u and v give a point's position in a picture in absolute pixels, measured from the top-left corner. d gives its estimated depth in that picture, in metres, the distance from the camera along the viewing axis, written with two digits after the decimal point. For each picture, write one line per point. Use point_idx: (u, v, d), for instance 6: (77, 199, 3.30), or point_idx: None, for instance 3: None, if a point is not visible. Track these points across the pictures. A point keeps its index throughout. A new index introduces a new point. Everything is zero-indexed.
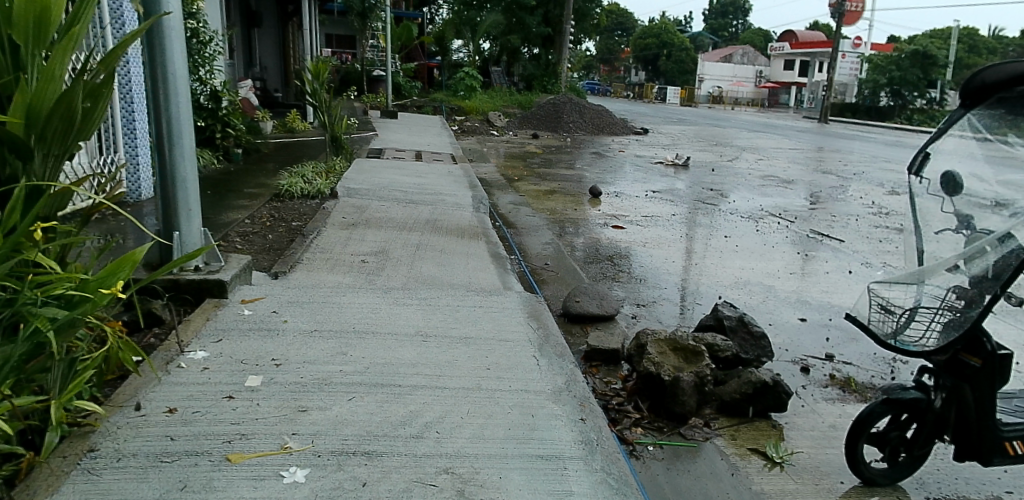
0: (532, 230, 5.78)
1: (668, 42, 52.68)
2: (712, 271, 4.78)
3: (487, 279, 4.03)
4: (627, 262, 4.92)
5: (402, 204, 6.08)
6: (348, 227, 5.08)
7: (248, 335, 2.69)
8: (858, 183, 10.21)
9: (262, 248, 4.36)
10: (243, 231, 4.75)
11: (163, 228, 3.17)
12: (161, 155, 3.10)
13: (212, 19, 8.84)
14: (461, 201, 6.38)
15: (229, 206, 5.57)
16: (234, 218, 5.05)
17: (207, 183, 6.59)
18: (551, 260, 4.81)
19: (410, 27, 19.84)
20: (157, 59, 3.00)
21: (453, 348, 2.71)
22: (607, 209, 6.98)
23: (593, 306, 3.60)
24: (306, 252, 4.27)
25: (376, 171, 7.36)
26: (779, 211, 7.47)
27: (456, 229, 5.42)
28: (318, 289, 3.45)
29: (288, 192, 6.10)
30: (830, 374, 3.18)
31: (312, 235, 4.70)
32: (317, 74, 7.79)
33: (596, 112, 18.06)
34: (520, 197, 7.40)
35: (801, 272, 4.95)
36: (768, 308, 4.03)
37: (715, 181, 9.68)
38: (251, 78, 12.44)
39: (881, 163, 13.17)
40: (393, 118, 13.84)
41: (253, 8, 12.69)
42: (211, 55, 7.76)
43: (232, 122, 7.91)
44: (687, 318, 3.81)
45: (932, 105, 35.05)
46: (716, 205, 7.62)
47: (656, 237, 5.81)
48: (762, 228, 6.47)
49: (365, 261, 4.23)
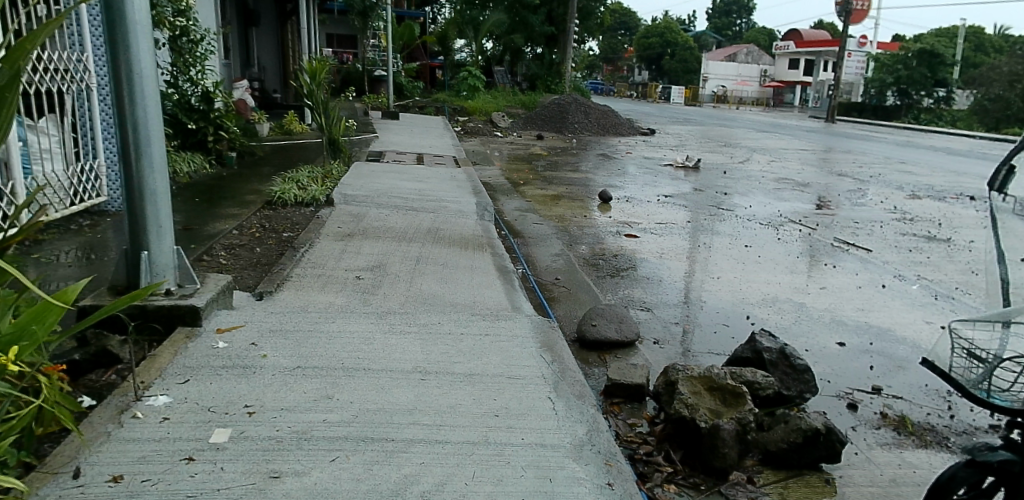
0: (540, 240, 5.43)
1: (672, 41, 52.38)
2: (736, 286, 4.42)
3: (493, 298, 3.69)
4: (644, 275, 4.57)
5: (402, 211, 5.74)
6: (343, 238, 4.74)
7: (220, 374, 2.34)
8: (876, 186, 9.84)
9: (248, 263, 4.01)
10: (228, 244, 4.40)
11: (130, 248, 2.79)
12: (126, 165, 2.74)
13: (206, 18, 8.50)
14: (464, 207, 6.04)
15: (217, 214, 5.23)
16: (221, 228, 4.71)
17: (197, 189, 6.25)
18: (562, 274, 4.46)
19: (411, 26, 19.51)
20: (121, 58, 2.65)
21: (455, 388, 2.35)
22: (619, 216, 6.62)
23: (611, 331, 3.24)
24: (296, 268, 3.92)
25: (375, 176, 7.01)
26: (798, 217, 7.12)
27: (458, 239, 5.08)
28: (306, 313, 3.10)
29: (280, 199, 5.75)
30: (881, 412, 2.82)
31: (303, 247, 4.35)
32: (313, 74, 7.43)
33: (602, 113, 17.68)
34: (526, 203, 7.05)
35: (831, 286, 4.59)
36: (801, 331, 3.67)
37: (728, 184, 9.33)
38: (248, 78, 12.10)
39: (897, 165, 12.82)
40: (394, 119, 13.49)
41: (250, 6, 12.37)
42: (202, 54, 7.46)
43: (226, 125, 7.49)
44: (715, 342, 3.45)
45: (941, 105, 34.61)
46: (731, 211, 7.27)
47: (672, 247, 5.46)
48: (783, 237, 6.12)
49: (361, 277, 3.88)
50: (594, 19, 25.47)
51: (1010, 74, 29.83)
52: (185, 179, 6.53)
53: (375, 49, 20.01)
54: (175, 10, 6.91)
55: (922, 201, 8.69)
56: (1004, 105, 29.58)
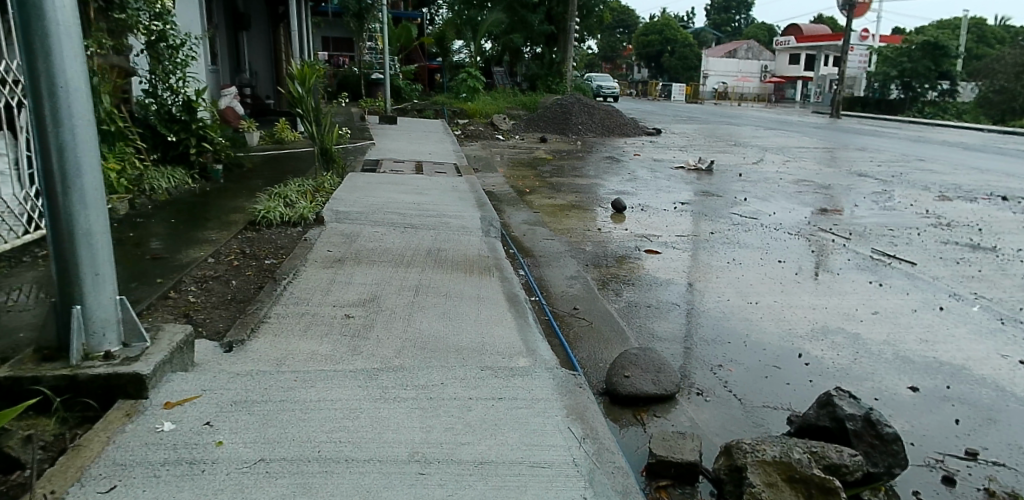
0: (552, 259, 4.92)
1: (671, 38, 51.95)
2: (780, 314, 3.89)
3: (504, 341, 3.16)
4: (674, 301, 4.05)
5: (399, 229, 5.22)
6: (332, 264, 4.21)
7: (158, 475, 1.81)
8: (902, 186, 9.29)
9: (220, 301, 3.49)
10: (201, 275, 3.89)
11: (60, 301, 2.26)
12: (51, 198, 2.20)
13: (187, 21, 7.97)
14: (467, 223, 5.51)
15: (193, 239, 4.72)
16: (194, 257, 4.19)
17: (175, 207, 5.74)
18: (580, 302, 3.93)
19: (409, 28, 19.03)
20: (40, 68, 2.10)
21: (462, 488, 1.82)
22: (635, 228, 6.09)
23: (647, 383, 2.71)
24: (275, 306, 3.39)
25: (370, 188, 6.49)
26: (828, 224, 6.59)
27: (463, 262, 4.54)
28: (281, 372, 2.57)
29: (264, 218, 5.21)
30: (987, 488, 2.29)
31: (286, 278, 3.83)
32: (303, 80, 6.89)
33: (607, 113, 17.14)
34: (534, 215, 6.52)
35: (885, 311, 4.06)
36: (864, 374, 3.15)
37: (745, 187, 8.81)
38: (238, 84, 11.60)
39: (916, 162, 12.28)
40: (392, 124, 12.98)
41: (240, 9, 11.87)
42: (184, 60, 6.87)
43: (209, 136, 6.97)
44: (767, 389, 2.92)
45: (947, 98, 34.02)
46: (755, 219, 6.73)
47: (699, 264, 4.94)
48: (817, 248, 5.59)
49: (351, 316, 3.35)
50: (594, 16, 25.00)
51: (1015, 64, 29.25)
52: (163, 196, 5.94)
53: (372, 52, 19.53)
54: (152, 14, 6.37)
55: (953, 202, 8.14)
56: (1010, 96, 29.03)
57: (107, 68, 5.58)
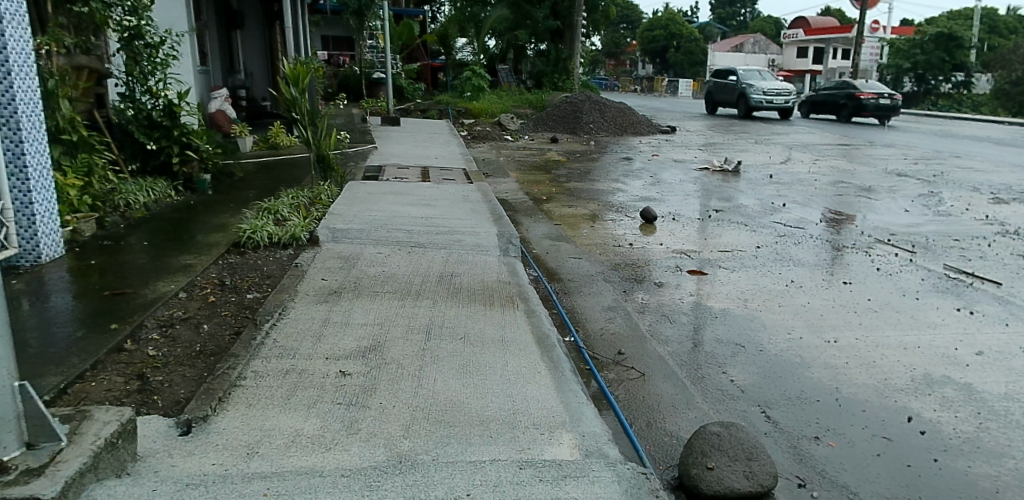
0: (584, 283, 4.25)
1: (676, 34, 51.09)
2: (869, 360, 3.22)
3: (539, 408, 2.49)
4: (738, 340, 3.38)
5: (407, 251, 4.57)
6: (326, 298, 3.53)
7: None
8: (947, 188, 8.60)
9: (184, 356, 2.80)
10: (168, 316, 3.21)
11: None
12: None
13: (170, 16, 7.30)
14: (483, 240, 4.84)
15: (167, 265, 4.07)
16: (163, 290, 3.53)
17: (153, 224, 5.11)
18: (627, 344, 3.26)
19: (411, 24, 18.43)
20: None
21: None
22: (672, 242, 5.43)
23: (737, 478, 2.05)
24: (252, 362, 2.71)
25: (373, 200, 5.84)
26: (884, 235, 5.92)
27: (480, 291, 3.86)
28: (253, 478, 1.90)
29: (250, 239, 4.52)
30: None
31: (269, 319, 3.16)
32: (296, 80, 6.23)
33: (619, 111, 16.43)
34: (557, 228, 5.84)
35: (990, 351, 3.37)
36: (999, 446, 2.49)
37: (778, 190, 8.14)
38: (232, 85, 10.97)
39: (952, 160, 11.56)
40: (395, 125, 12.35)
41: (233, 6, 11.25)
42: (164, 59, 6.17)
43: (194, 142, 6.32)
44: (887, 477, 2.25)
45: (960, 90, 33.14)
46: (801, 229, 6.04)
47: (754, 287, 4.27)
48: (883, 266, 4.92)
49: (348, 374, 2.67)
50: (600, 12, 24.32)
51: None
52: (141, 212, 5.31)
53: (373, 50, 19.12)
54: (126, 7, 5.67)
55: (1010, 206, 7.45)
56: None
57: (70, 68, 4.91)
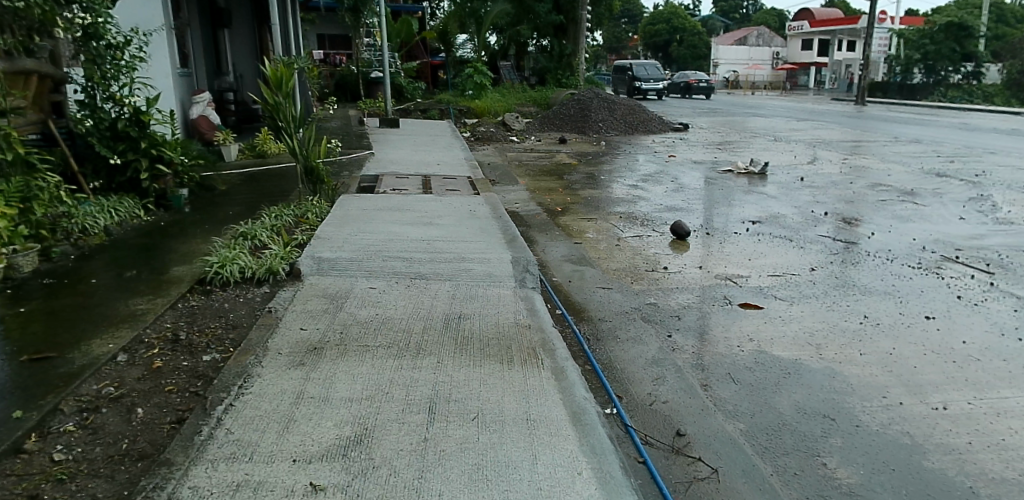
0: (618, 324, 3.55)
1: (680, 28, 48.96)
2: (996, 440, 2.50)
3: None
4: (825, 411, 2.65)
5: (405, 284, 3.85)
6: (303, 358, 2.80)
7: None
8: (997, 189, 7.84)
9: (104, 465, 2.09)
10: (94, 394, 2.49)
11: None
12: None
13: (143, 14, 6.58)
14: (495, 268, 4.12)
15: (114, 308, 3.37)
16: (99, 352, 2.81)
17: (110, 253, 4.40)
18: (686, 421, 2.54)
19: (409, 21, 17.73)
20: None
21: None
22: (714, 263, 4.71)
23: None
24: (192, 474, 2.00)
25: (368, 218, 5.14)
26: (949, 250, 5.20)
27: (494, 341, 3.13)
28: None
29: (217, 275, 3.80)
30: None
31: (224, 398, 2.44)
32: (278, 84, 5.52)
33: (628, 108, 15.69)
34: (577, 247, 5.11)
35: None
36: None
37: (813, 196, 7.42)
38: (217, 87, 10.27)
39: (989, 156, 10.78)
40: (394, 127, 11.65)
41: (220, 3, 10.57)
42: (130, 61, 5.44)
43: (166, 154, 5.62)
44: None
45: (972, 80, 32.10)
46: (856, 245, 5.31)
47: (824, 325, 3.55)
48: (965, 293, 4.18)
49: (319, 489, 1.96)
50: (603, 5, 23.52)
51: None
52: (99, 239, 4.61)
53: (370, 48, 18.34)
54: (82, 4, 4.94)
55: None
56: None
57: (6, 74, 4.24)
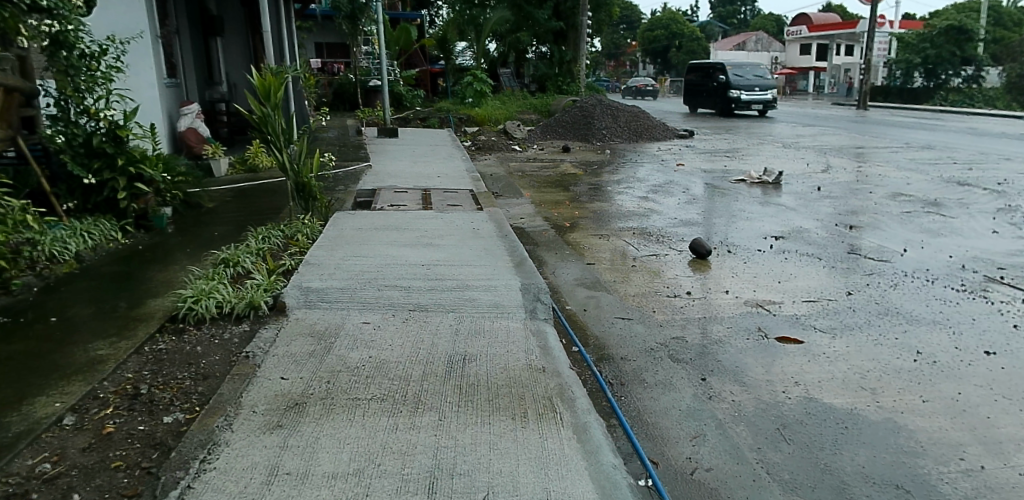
0: (642, 365, 3.14)
1: (679, 34, 49.07)
2: None
3: None
4: (896, 479, 2.25)
5: (401, 319, 3.44)
6: (281, 420, 2.39)
7: None
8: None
9: None
10: (27, 472, 2.09)
11: None
12: None
13: (122, 21, 6.15)
14: (502, 296, 3.71)
15: (68, 354, 2.96)
16: (40, 415, 2.40)
17: (77, 283, 4.00)
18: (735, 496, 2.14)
19: (409, 29, 17.38)
20: None
21: None
22: (741, 288, 4.30)
23: None
24: None
25: (362, 239, 4.74)
26: (990, 268, 4.81)
27: (504, 390, 2.72)
28: None
29: (191, 311, 3.40)
30: None
31: (183, 477, 2.03)
32: (267, 94, 5.13)
33: (632, 115, 15.28)
34: (590, 270, 4.70)
35: None
36: None
37: (833, 207, 7.03)
38: (207, 98, 9.86)
39: (1007, 163, 10.40)
40: (392, 137, 11.27)
41: (211, 11, 10.15)
42: (105, 72, 5.03)
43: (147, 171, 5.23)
44: None
45: (971, 84, 31.63)
46: (889, 264, 4.91)
47: (877, 364, 3.14)
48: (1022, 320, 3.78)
49: None
50: (603, 10, 23.21)
51: None
52: (69, 266, 4.25)
53: (370, 57, 17.94)
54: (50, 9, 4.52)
55: None
56: None
57: None
